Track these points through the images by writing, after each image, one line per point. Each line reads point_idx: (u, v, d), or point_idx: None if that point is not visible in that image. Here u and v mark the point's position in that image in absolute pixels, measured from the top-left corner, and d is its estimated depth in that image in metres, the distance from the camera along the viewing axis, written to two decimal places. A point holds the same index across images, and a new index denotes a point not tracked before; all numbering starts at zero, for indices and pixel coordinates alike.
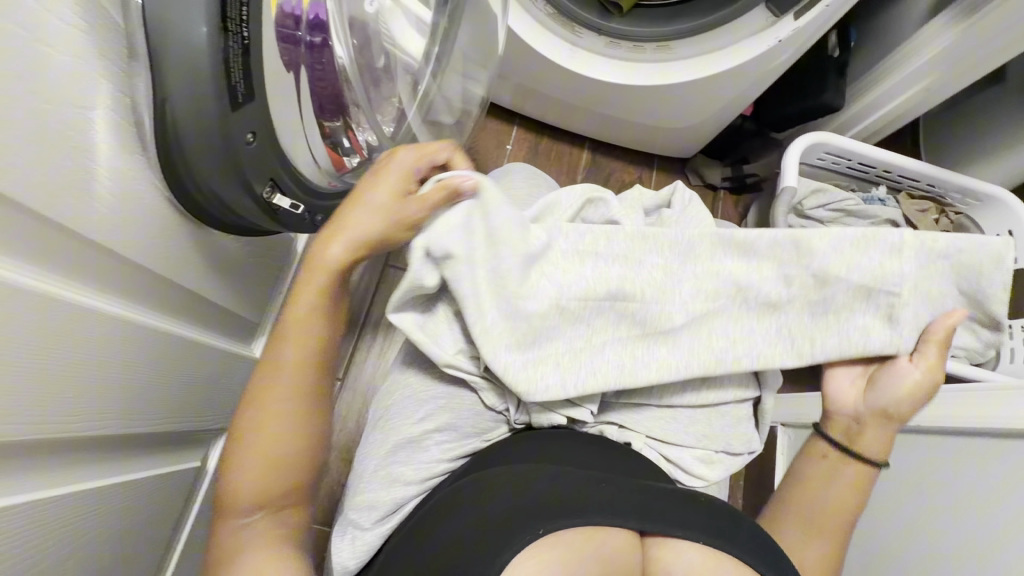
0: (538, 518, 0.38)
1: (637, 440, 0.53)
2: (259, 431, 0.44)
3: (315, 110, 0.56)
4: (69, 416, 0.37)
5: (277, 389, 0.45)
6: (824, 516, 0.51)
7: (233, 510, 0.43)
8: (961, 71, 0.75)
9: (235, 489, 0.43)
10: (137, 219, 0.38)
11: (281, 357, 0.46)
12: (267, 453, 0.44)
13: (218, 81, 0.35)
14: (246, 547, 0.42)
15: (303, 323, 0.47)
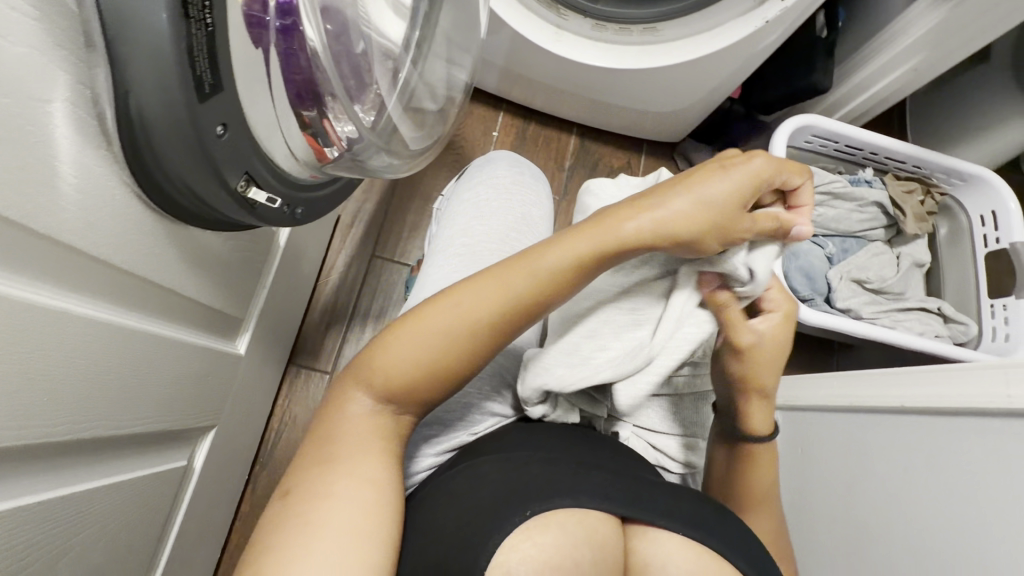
0: (524, 502, 0.37)
1: (626, 430, 0.55)
2: (434, 333, 0.44)
3: (291, 99, 0.47)
4: (67, 426, 0.38)
5: (476, 314, 0.45)
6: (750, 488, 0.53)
7: (372, 389, 0.45)
8: (948, 41, 0.78)
9: (392, 373, 0.44)
10: (102, 222, 0.35)
11: (513, 291, 0.45)
12: (436, 363, 0.44)
13: (184, 73, 0.32)
14: (362, 425, 0.44)
15: (549, 271, 0.45)
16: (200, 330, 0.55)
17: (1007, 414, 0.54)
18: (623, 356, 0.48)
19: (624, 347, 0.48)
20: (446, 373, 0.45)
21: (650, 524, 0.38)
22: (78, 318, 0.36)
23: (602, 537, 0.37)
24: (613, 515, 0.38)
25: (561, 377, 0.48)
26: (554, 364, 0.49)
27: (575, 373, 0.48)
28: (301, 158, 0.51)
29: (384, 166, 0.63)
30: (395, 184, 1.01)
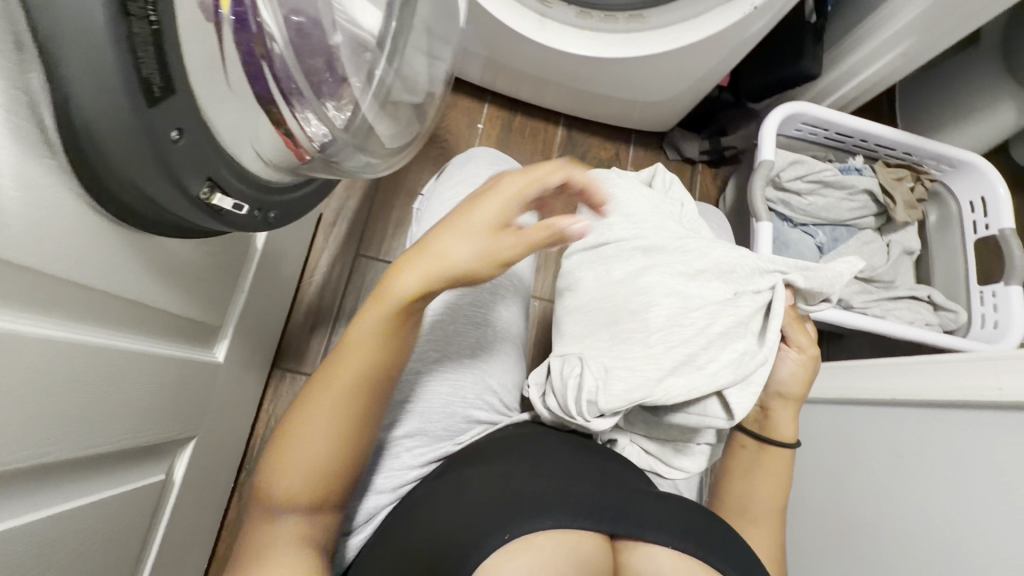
0: (506, 523, 0.36)
1: (620, 438, 0.55)
2: (294, 445, 0.43)
3: (258, 94, 0.44)
4: (29, 452, 0.36)
5: (322, 412, 0.43)
6: (758, 499, 0.55)
7: (271, 507, 0.44)
8: (940, 25, 0.76)
9: (277, 486, 0.43)
10: (53, 237, 0.32)
11: (340, 373, 0.44)
12: (305, 467, 0.43)
13: (127, 75, 0.29)
14: (277, 548, 0.42)
15: (365, 347, 0.43)
16: (172, 341, 0.53)
17: (997, 406, 0.54)
18: (731, 366, 0.49)
19: (732, 357, 0.49)
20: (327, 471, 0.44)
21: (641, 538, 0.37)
22: (35, 339, 0.34)
23: (588, 553, 0.36)
24: (596, 532, 0.37)
25: (668, 390, 0.48)
26: (664, 380, 0.48)
27: (689, 386, 0.48)
28: (271, 161, 0.49)
29: (361, 165, 0.61)
30: (378, 179, 0.98)
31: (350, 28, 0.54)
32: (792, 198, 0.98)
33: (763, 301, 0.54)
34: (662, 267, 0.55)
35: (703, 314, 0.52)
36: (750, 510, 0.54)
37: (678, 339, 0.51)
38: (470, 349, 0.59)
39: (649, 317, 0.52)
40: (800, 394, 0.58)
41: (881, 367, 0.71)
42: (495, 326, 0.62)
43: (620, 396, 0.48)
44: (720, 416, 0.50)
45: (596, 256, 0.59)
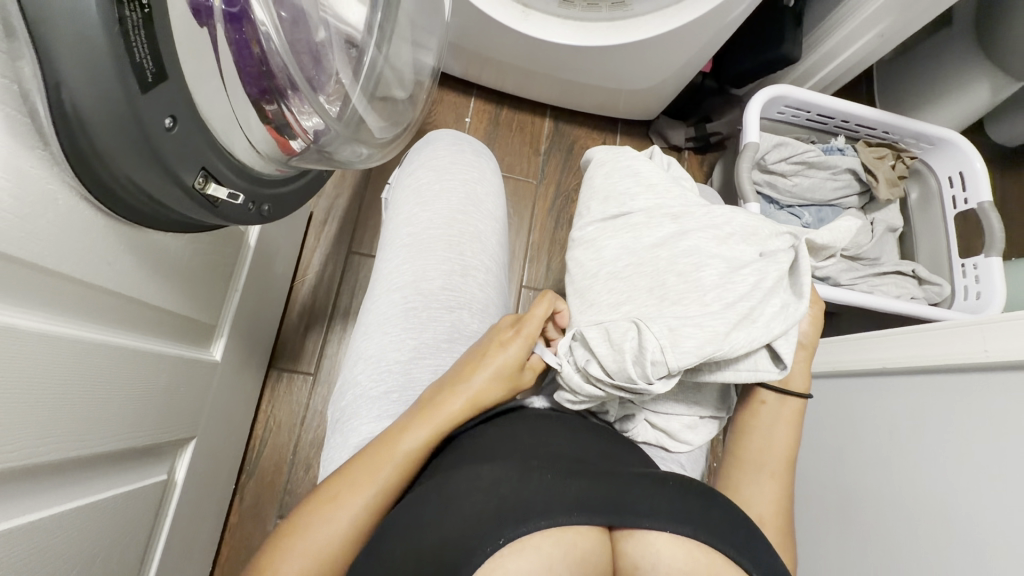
0: (499, 528, 0.34)
1: (636, 412, 0.55)
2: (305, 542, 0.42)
3: (248, 90, 0.45)
4: (29, 448, 0.36)
5: (348, 508, 0.43)
6: (773, 456, 0.54)
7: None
8: (914, 5, 0.78)
9: None
10: (43, 231, 0.32)
11: (379, 471, 0.45)
12: (313, 559, 0.41)
13: (119, 60, 0.29)
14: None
15: (405, 460, 0.45)
16: (167, 340, 0.52)
17: (983, 367, 0.56)
18: (778, 316, 0.49)
19: (774, 309, 0.49)
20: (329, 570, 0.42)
21: (636, 527, 0.37)
22: (28, 333, 0.33)
23: (581, 550, 0.35)
24: (590, 527, 0.36)
25: (734, 344, 0.46)
26: (729, 333, 0.46)
27: (749, 338, 0.47)
28: (264, 151, 0.49)
29: (357, 156, 0.62)
30: (367, 177, 0.98)
31: (338, 23, 0.55)
32: (777, 179, 0.99)
33: (792, 257, 0.52)
34: (699, 235, 0.54)
35: (754, 271, 0.50)
36: (767, 467, 0.53)
37: (730, 294, 0.49)
38: (446, 335, 0.59)
39: (699, 278, 0.51)
40: (810, 349, 0.59)
41: (871, 339, 0.73)
42: (467, 306, 0.61)
43: (691, 352, 0.45)
44: (770, 368, 0.50)
45: (619, 223, 0.58)
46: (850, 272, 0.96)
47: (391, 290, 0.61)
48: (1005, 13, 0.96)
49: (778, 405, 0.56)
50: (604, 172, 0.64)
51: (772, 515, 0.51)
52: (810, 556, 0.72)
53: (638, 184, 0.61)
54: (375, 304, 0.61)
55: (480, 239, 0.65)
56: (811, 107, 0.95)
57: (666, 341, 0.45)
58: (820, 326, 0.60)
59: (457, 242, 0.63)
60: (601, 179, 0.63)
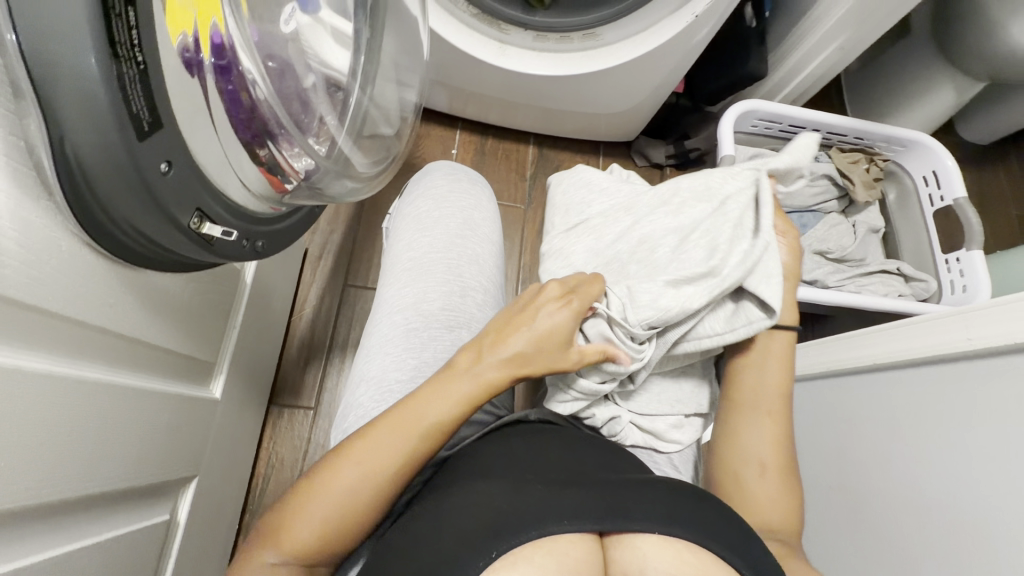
0: (494, 540, 0.35)
1: (621, 414, 0.56)
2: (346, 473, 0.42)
3: (243, 136, 0.48)
4: (32, 488, 0.36)
5: (368, 462, 0.42)
6: (769, 390, 0.55)
7: (276, 548, 0.41)
8: (870, 18, 0.82)
9: (307, 512, 0.41)
10: (47, 276, 0.34)
11: (421, 414, 0.45)
12: (352, 493, 0.42)
13: (119, 111, 0.31)
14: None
15: (446, 415, 0.45)
16: (168, 378, 0.53)
17: (971, 355, 0.58)
18: (741, 262, 0.50)
19: (740, 255, 0.51)
20: (345, 523, 0.42)
21: (626, 531, 0.38)
22: (31, 374, 0.35)
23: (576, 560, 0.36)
24: (583, 535, 0.37)
25: (690, 295, 0.48)
26: (684, 286, 0.49)
27: (708, 289, 0.49)
28: (257, 192, 0.51)
29: (346, 191, 0.65)
30: (361, 211, 1.01)
31: (323, 68, 0.60)
32: None
33: (745, 202, 0.55)
34: (654, 225, 0.56)
35: (705, 231, 0.53)
36: (763, 406, 0.55)
37: (687, 266, 0.51)
38: (446, 354, 0.60)
39: (660, 256, 0.53)
40: (794, 278, 0.60)
41: (860, 337, 0.74)
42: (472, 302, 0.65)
43: (647, 305, 0.48)
44: (762, 315, 0.53)
45: (579, 229, 0.61)
46: (836, 274, 0.98)
47: (393, 311, 0.63)
48: (956, 20, 1.01)
49: (768, 339, 0.57)
50: (563, 187, 0.68)
51: (772, 450, 0.53)
52: (823, 563, 0.71)
53: (592, 192, 0.65)
54: (378, 326, 0.63)
55: (478, 261, 0.67)
56: (777, 119, 1.00)
57: (624, 300, 0.49)
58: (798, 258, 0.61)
59: (455, 263, 0.65)
60: (561, 196, 0.67)
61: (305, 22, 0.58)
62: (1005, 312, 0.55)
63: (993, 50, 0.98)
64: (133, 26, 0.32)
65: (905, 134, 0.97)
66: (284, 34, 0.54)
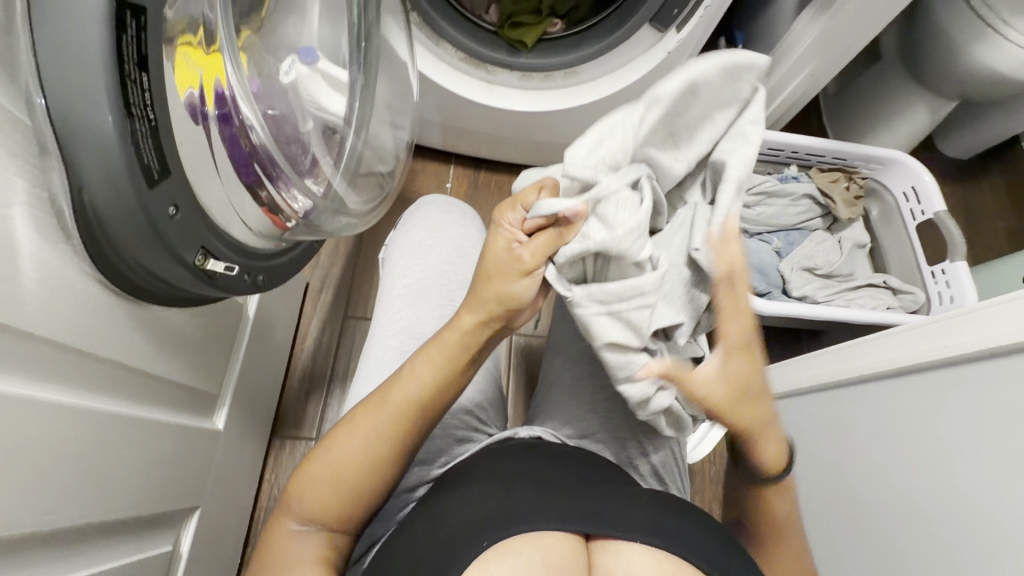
0: (482, 532, 0.38)
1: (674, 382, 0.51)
2: (342, 438, 0.45)
3: (246, 181, 0.53)
4: (46, 516, 0.38)
5: (365, 432, 0.44)
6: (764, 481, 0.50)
7: (296, 514, 0.44)
8: (835, 47, 0.87)
9: (310, 474, 0.44)
10: (66, 313, 0.37)
11: (408, 372, 0.46)
12: (346, 456, 0.44)
13: (132, 164, 0.35)
14: (293, 548, 0.43)
15: (429, 370, 0.46)
16: (173, 409, 0.55)
17: (950, 361, 0.60)
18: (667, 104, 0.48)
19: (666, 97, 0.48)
20: (350, 488, 0.44)
21: (610, 536, 0.39)
22: (50, 406, 0.37)
23: (563, 556, 0.37)
24: (569, 536, 0.39)
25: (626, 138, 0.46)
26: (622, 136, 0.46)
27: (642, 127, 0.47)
28: (258, 230, 0.55)
29: (342, 227, 0.68)
30: (359, 245, 1.04)
31: (320, 114, 0.66)
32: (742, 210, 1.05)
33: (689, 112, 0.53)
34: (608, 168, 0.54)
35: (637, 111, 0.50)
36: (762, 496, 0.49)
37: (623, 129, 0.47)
38: None
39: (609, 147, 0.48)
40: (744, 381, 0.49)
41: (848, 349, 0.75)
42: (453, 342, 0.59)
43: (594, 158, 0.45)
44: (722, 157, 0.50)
45: None
46: (824, 289, 1.00)
47: (388, 335, 0.65)
48: (919, 46, 1.07)
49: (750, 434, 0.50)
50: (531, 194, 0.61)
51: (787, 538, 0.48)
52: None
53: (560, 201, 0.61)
54: (374, 350, 0.65)
55: (468, 286, 0.70)
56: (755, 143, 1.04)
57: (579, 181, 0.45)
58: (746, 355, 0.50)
59: (447, 289, 0.68)
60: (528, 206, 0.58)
61: (303, 74, 0.64)
62: (979, 319, 0.57)
63: (958, 72, 1.03)
64: (148, 89, 0.35)
65: (882, 152, 1.01)
66: (282, 83, 0.61)
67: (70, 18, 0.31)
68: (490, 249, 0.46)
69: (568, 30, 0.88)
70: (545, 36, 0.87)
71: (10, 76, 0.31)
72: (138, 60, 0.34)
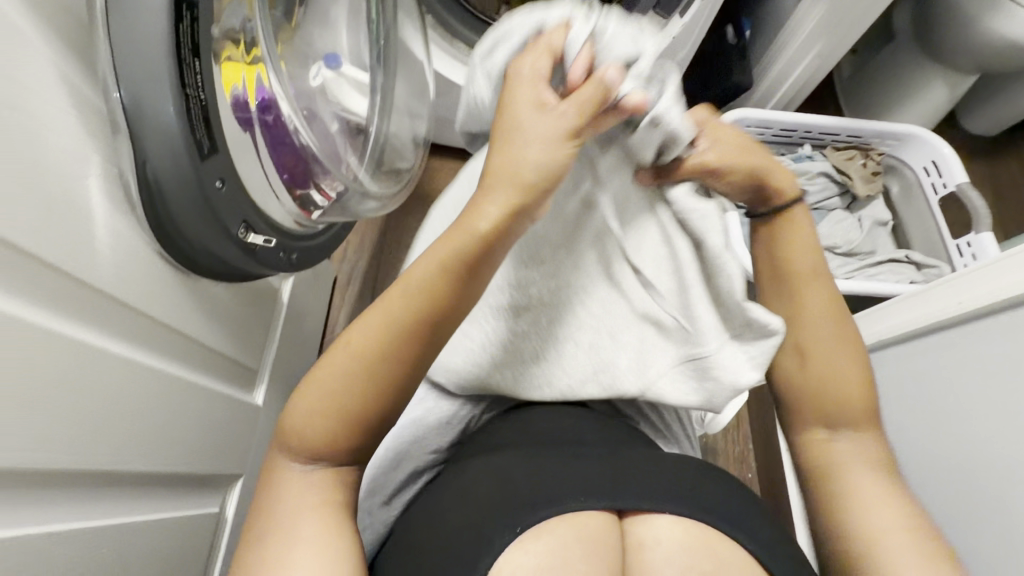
0: (517, 516, 0.39)
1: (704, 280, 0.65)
2: (329, 382, 0.41)
3: (285, 179, 0.59)
4: (113, 458, 0.43)
5: (361, 354, 0.40)
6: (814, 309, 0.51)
7: (296, 452, 0.42)
8: (840, 24, 0.88)
9: (302, 427, 0.41)
10: (134, 274, 0.43)
11: (406, 287, 0.41)
12: (345, 400, 0.40)
13: (187, 139, 0.40)
14: (299, 487, 0.41)
15: (428, 275, 0.41)
16: (219, 379, 0.60)
17: (968, 317, 0.63)
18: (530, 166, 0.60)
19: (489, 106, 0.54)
20: (347, 426, 0.41)
21: (640, 511, 0.42)
22: (119, 360, 0.43)
23: (595, 530, 0.40)
24: (603, 512, 0.41)
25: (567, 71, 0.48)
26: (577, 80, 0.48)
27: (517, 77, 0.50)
28: (295, 215, 0.60)
29: (370, 212, 0.74)
30: (383, 240, 1.09)
31: (345, 114, 0.71)
32: None
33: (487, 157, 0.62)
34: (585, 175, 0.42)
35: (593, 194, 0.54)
36: (808, 321, 0.51)
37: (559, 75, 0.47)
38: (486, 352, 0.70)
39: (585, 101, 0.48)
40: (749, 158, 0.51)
41: None
42: (500, 358, 0.54)
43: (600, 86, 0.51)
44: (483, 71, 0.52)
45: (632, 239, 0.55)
46: (845, 266, 1.00)
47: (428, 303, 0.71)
48: (934, 20, 1.06)
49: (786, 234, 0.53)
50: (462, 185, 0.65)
51: (843, 369, 0.50)
52: None
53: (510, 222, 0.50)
54: None
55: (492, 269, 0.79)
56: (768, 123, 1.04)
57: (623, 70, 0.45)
58: (732, 134, 0.51)
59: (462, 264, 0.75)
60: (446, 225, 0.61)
61: (330, 78, 0.69)
62: (985, 275, 0.61)
63: (976, 44, 1.01)
64: (199, 75, 0.41)
65: (902, 128, 1.00)
66: (311, 87, 0.66)
67: (139, 15, 0.36)
68: (519, 120, 0.43)
69: None
70: None
71: (91, 69, 0.37)
72: (191, 48, 0.40)
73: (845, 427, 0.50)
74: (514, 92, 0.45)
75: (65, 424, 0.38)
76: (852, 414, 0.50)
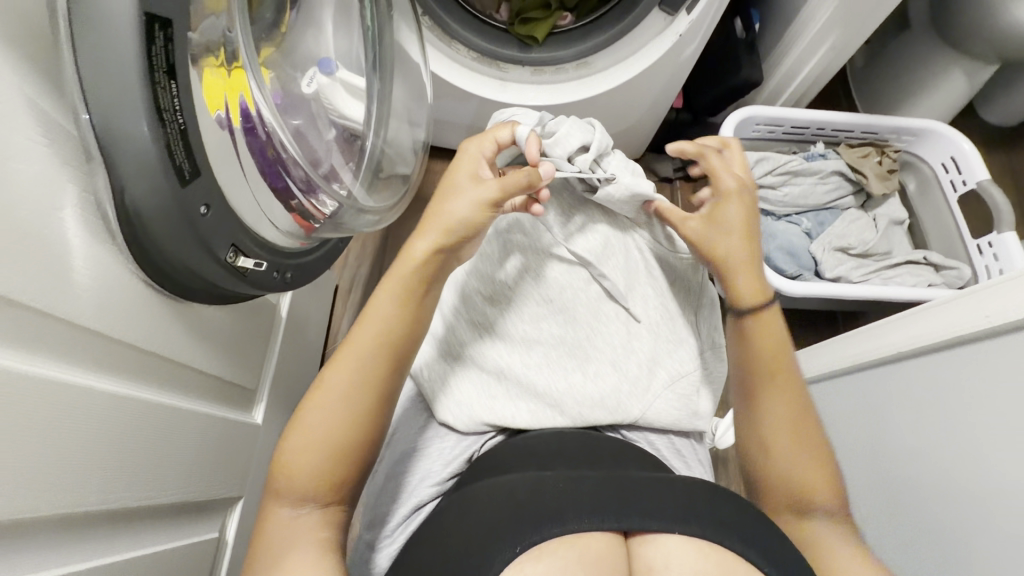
0: (515, 536, 0.37)
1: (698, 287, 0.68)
2: (310, 417, 0.45)
3: (275, 190, 0.56)
4: (104, 495, 0.42)
5: (339, 390, 0.45)
6: (791, 419, 0.55)
7: (286, 496, 0.44)
8: (856, 15, 0.84)
9: (294, 468, 0.44)
10: (117, 305, 0.41)
11: (366, 325, 0.48)
12: (319, 437, 0.44)
13: (165, 164, 0.37)
14: (292, 523, 0.43)
15: (383, 312, 0.48)
16: (213, 404, 0.58)
17: None
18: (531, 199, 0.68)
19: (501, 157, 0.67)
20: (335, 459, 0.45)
21: (646, 531, 0.39)
22: (105, 396, 0.41)
23: (597, 550, 0.38)
24: (606, 531, 0.39)
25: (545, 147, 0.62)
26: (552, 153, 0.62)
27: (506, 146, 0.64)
28: (285, 229, 0.58)
29: (367, 224, 0.72)
30: (384, 246, 1.07)
31: (341, 121, 0.69)
32: (767, 191, 1.02)
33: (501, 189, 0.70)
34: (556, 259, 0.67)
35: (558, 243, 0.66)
36: (788, 421, 0.55)
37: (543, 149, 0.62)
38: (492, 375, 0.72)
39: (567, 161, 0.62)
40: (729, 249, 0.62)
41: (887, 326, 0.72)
42: (515, 390, 0.58)
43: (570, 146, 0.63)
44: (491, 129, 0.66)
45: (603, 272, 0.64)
46: (859, 269, 0.97)
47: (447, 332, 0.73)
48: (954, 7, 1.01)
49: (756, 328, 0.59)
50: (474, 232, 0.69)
51: (817, 474, 0.53)
52: None
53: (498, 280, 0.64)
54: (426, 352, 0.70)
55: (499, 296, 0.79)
56: (779, 120, 1.00)
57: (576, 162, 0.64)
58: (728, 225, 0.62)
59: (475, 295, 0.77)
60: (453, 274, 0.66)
61: (324, 83, 0.67)
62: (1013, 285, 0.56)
63: (1000, 32, 0.96)
64: (176, 94, 0.38)
65: (921, 121, 0.96)
66: (304, 93, 0.64)
67: (106, 33, 0.34)
68: (453, 189, 0.55)
69: (578, 21, 0.87)
70: (556, 29, 0.87)
71: (59, 92, 0.35)
72: (166, 68, 0.37)
73: (818, 522, 0.52)
74: (458, 165, 0.57)
75: (53, 466, 0.36)
76: (821, 508, 0.52)
